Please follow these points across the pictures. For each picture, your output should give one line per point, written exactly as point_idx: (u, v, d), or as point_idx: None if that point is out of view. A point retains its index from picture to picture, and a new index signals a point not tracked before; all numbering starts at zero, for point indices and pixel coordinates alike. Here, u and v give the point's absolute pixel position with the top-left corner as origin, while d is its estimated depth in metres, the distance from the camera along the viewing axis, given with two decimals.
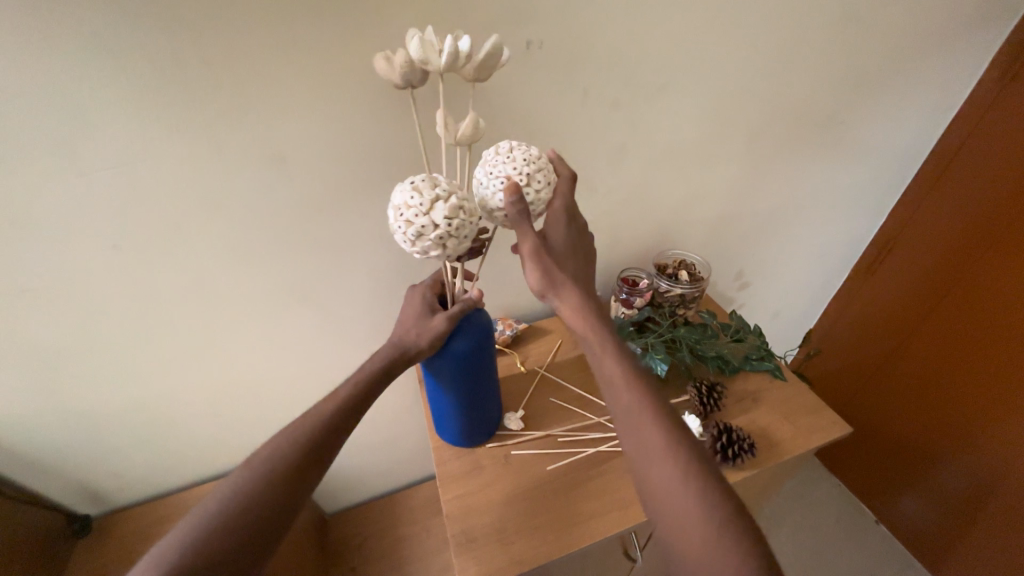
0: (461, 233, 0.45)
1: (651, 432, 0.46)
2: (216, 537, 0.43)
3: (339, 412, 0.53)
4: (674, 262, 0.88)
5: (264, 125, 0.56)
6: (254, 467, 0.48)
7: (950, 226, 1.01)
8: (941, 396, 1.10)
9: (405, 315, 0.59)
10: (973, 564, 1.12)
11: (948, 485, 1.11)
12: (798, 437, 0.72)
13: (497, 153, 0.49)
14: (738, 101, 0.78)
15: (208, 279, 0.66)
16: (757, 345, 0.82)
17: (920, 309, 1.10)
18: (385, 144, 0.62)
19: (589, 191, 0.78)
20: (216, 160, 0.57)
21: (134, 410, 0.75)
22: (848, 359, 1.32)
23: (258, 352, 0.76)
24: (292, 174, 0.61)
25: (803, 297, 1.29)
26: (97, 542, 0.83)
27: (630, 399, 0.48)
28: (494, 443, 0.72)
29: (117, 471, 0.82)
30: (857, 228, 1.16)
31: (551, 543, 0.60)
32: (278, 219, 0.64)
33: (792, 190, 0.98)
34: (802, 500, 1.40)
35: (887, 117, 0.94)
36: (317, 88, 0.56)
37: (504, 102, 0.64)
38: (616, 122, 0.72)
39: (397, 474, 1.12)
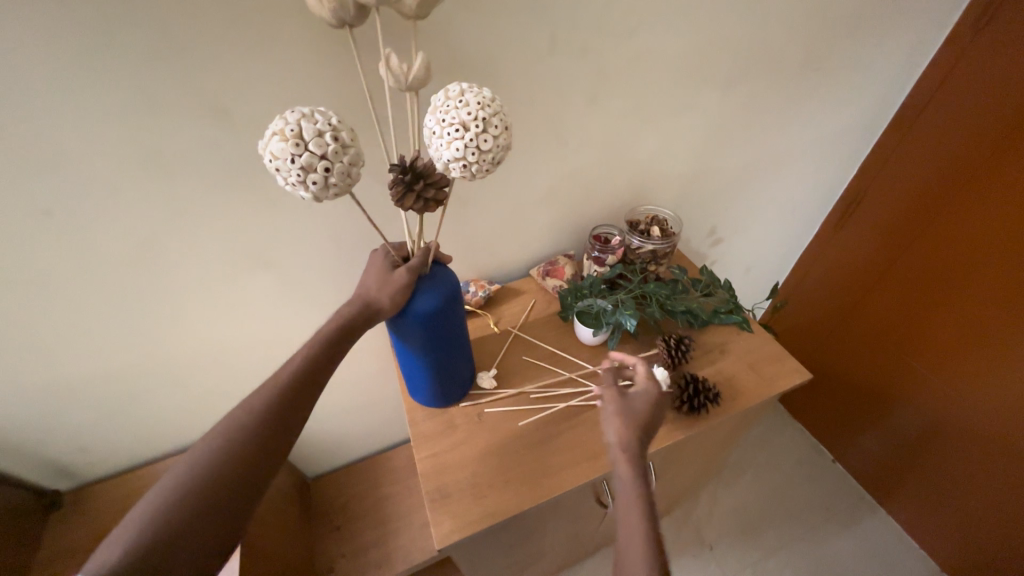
0: (341, 156, 0.41)
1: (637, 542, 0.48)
2: (182, 508, 0.42)
3: (301, 375, 0.52)
4: (646, 218, 0.87)
5: (200, 73, 0.51)
6: (216, 436, 0.46)
7: (916, 178, 1.02)
8: (900, 344, 1.15)
9: (367, 275, 0.57)
10: (919, 494, 1.22)
11: (903, 424, 1.19)
12: (762, 385, 0.74)
13: (447, 98, 0.43)
14: (713, 47, 0.75)
15: (157, 246, 0.62)
16: (726, 299, 0.83)
17: (884, 261, 1.13)
18: (339, 94, 0.58)
19: (560, 145, 0.76)
20: (150, 114, 0.52)
21: (93, 385, 0.72)
22: (814, 311, 1.36)
23: (220, 321, 0.73)
24: (239, 128, 0.56)
25: (774, 252, 1.31)
26: (71, 517, 0.82)
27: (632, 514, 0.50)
28: (468, 402, 0.73)
29: (83, 447, 0.80)
30: (828, 181, 1.16)
31: (524, 494, 0.62)
32: (228, 179, 0.59)
33: (765, 142, 0.97)
34: (767, 445, 1.48)
35: (861, 67, 0.92)
36: (256, 29, 0.50)
37: (464, 46, 0.59)
38: (586, 69, 0.68)
39: (377, 436, 1.13)
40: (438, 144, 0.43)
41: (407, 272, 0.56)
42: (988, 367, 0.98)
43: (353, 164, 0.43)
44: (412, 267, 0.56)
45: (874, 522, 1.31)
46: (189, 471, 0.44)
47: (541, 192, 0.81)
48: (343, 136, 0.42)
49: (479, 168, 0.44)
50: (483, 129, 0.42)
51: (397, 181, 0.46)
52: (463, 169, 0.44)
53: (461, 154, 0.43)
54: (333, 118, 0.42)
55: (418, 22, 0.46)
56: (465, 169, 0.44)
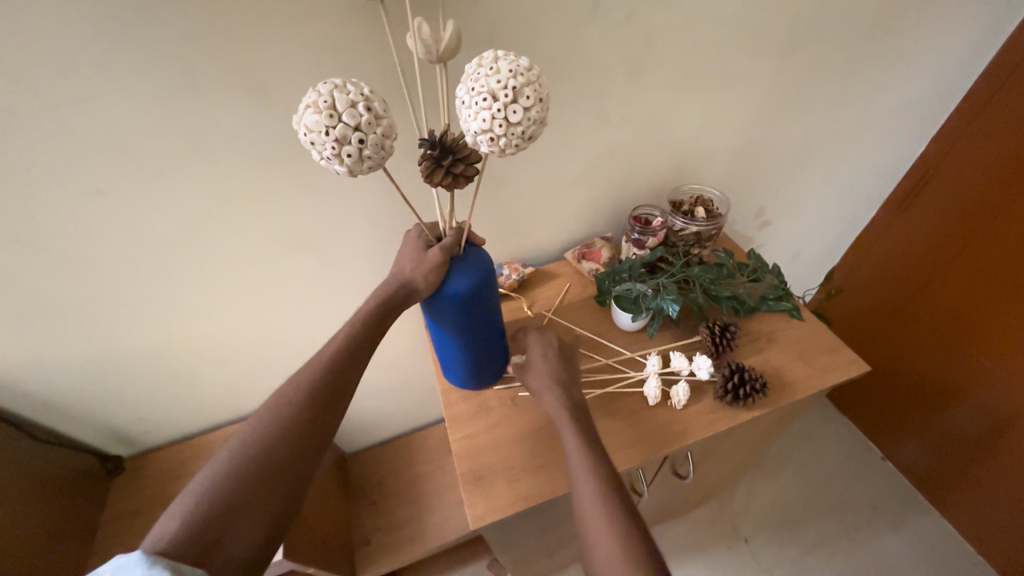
0: (374, 128, 0.40)
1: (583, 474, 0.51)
2: (235, 482, 0.43)
3: (342, 356, 0.52)
4: (690, 198, 0.82)
5: (238, 50, 0.51)
6: (264, 415, 0.48)
7: (992, 154, 0.92)
8: (964, 337, 1.06)
9: (402, 256, 0.57)
10: (978, 497, 1.14)
11: (963, 423, 1.11)
12: (814, 376, 0.70)
13: (479, 65, 0.40)
14: (769, 10, 0.69)
15: (201, 227, 0.63)
16: (775, 285, 0.78)
17: (951, 247, 1.04)
18: (373, 70, 0.56)
19: (599, 121, 0.72)
20: (192, 95, 0.52)
21: (147, 359, 0.76)
22: (870, 299, 1.27)
23: (262, 300, 0.75)
24: (276, 108, 0.56)
25: (827, 236, 1.22)
26: (132, 480, 0.88)
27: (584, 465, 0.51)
28: (502, 385, 0.72)
29: (141, 416, 0.86)
30: (892, 157, 1.07)
31: (557, 479, 0.61)
32: (266, 159, 0.60)
33: (823, 116, 0.90)
34: (810, 439, 1.41)
35: (938, 28, 0.83)
36: (290, 3, 0.49)
37: (502, 15, 0.56)
38: (630, 37, 0.64)
39: (411, 416, 1.15)
40: (466, 114, 0.40)
41: (441, 252, 0.55)
42: None
43: (387, 136, 0.41)
44: (445, 247, 0.55)
45: (927, 524, 1.23)
46: (241, 448, 0.45)
47: (577, 171, 0.78)
48: (376, 106, 0.40)
49: (507, 142, 0.41)
50: (511, 99, 0.39)
51: (428, 158, 0.45)
52: (490, 143, 0.41)
53: (489, 125, 0.39)
54: (365, 89, 0.41)
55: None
56: (492, 143, 0.41)
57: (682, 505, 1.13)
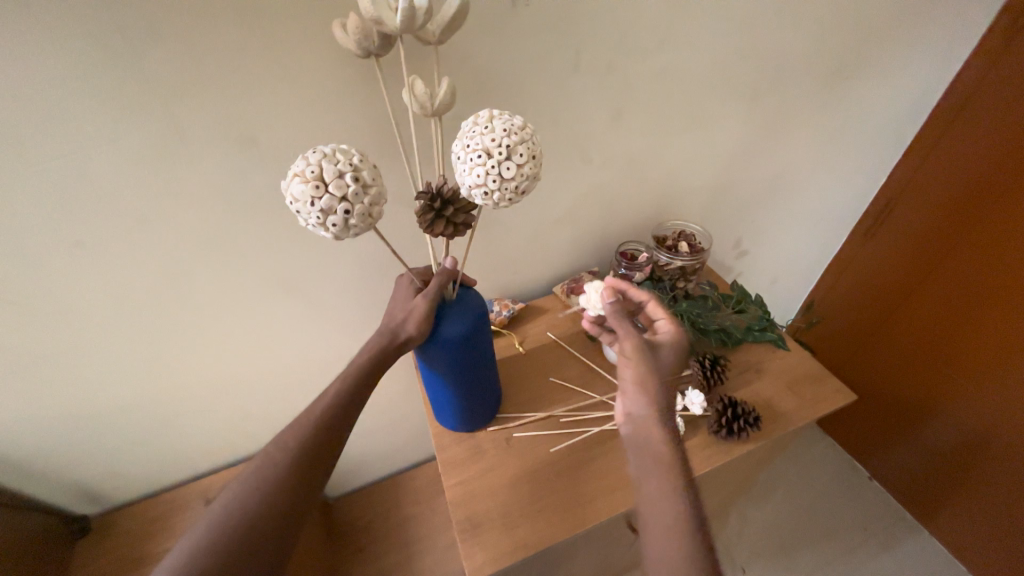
0: (360, 199, 0.41)
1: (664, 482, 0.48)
2: (219, 550, 0.41)
3: (332, 411, 0.51)
4: (673, 233, 0.85)
5: (229, 103, 0.51)
6: (249, 478, 0.46)
7: (949, 186, 0.99)
8: (936, 357, 1.10)
9: (394, 303, 0.57)
10: (963, 514, 1.15)
11: (942, 441, 1.14)
12: (802, 407, 0.71)
13: (475, 123, 0.42)
14: (738, 60, 0.73)
15: (184, 274, 0.62)
16: (759, 315, 0.80)
17: (918, 271, 1.09)
18: (365, 120, 0.57)
19: (584, 162, 0.74)
20: (181, 145, 0.52)
21: (121, 411, 0.73)
22: (846, 322, 1.31)
23: (246, 345, 0.73)
24: (267, 156, 0.56)
25: (802, 263, 1.27)
26: (98, 542, 0.82)
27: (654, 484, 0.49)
28: (495, 426, 0.71)
29: (111, 472, 0.81)
30: (857, 189, 1.13)
31: (556, 524, 0.60)
32: (255, 205, 0.59)
33: (792, 153, 0.95)
34: (799, 462, 1.42)
35: (890, 73, 0.90)
36: (284, 59, 0.50)
37: (490, 69, 0.59)
38: (611, 85, 0.67)
39: (399, 456, 1.12)
40: (461, 169, 0.42)
41: (434, 295, 0.55)
42: None
43: (374, 204, 0.42)
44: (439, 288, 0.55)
45: (918, 544, 1.24)
46: (224, 516, 0.43)
47: (564, 210, 0.80)
48: (363, 176, 0.41)
49: (501, 196, 0.42)
50: (506, 156, 0.40)
51: (425, 208, 0.45)
52: (485, 197, 0.42)
53: (483, 180, 0.41)
54: (354, 158, 0.41)
55: (440, 45, 0.46)
56: (487, 196, 0.42)
57: None
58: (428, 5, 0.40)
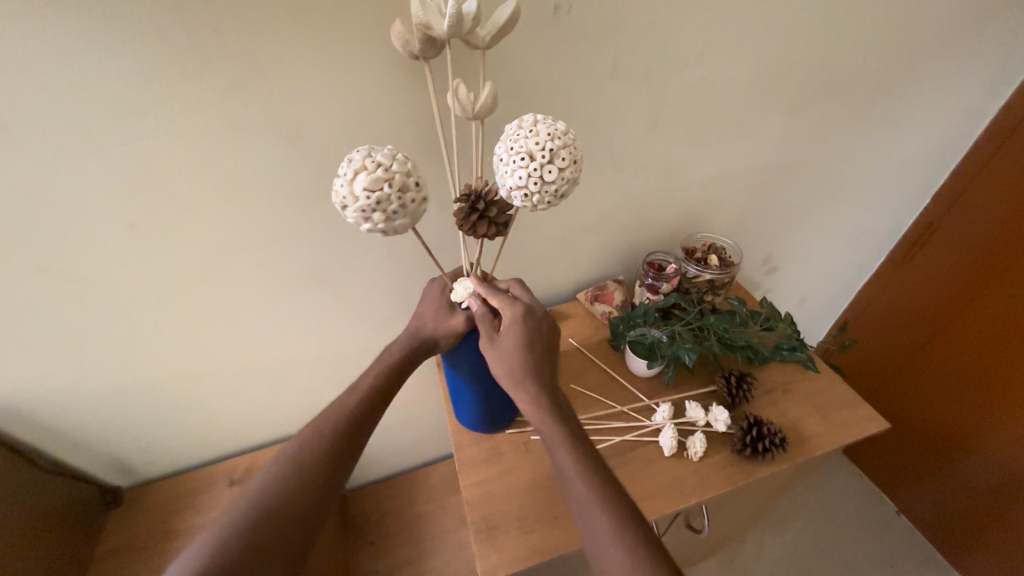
0: (402, 189, 0.41)
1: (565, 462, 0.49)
2: (244, 535, 0.41)
3: (362, 404, 0.52)
4: (703, 246, 0.84)
5: (279, 99, 0.53)
6: (282, 462, 0.47)
7: (999, 212, 0.94)
8: (978, 391, 1.04)
9: (424, 306, 0.57)
10: (997, 558, 1.09)
11: (978, 480, 1.08)
12: (831, 432, 0.69)
13: (519, 126, 0.42)
14: (778, 74, 0.72)
15: (224, 261, 0.64)
16: (788, 334, 0.78)
17: (961, 300, 1.04)
18: (404, 120, 0.59)
19: (617, 170, 0.74)
20: (230, 138, 0.54)
21: (156, 389, 0.76)
22: (879, 347, 1.26)
23: (276, 334, 0.75)
24: (308, 151, 0.58)
25: (835, 283, 1.23)
26: (127, 513, 0.86)
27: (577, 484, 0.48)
28: (514, 429, 0.71)
29: (143, 447, 0.84)
30: (898, 210, 1.09)
31: (571, 532, 0.59)
32: (294, 198, 0.61)
33: (830, 170, 0.93)
34: (822, 489, 1.37)
35: (939, 92, 0.87)
36: (333, 60, 0.52)
37: (529, 75, 0.60)
38: (648, 96, 0.67)
39: (414, 452, 1.13)
40: (503, 170, 0.42)
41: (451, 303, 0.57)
42: None
43: (415, 195, 0.42)
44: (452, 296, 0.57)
45: None
46: (258, 496, 0.44)
47: (594, 217, 0.80)
48: (405, 168, 0.41)
49: (540, 199, 0.42)
50: (546, 159, 0.41)
51: (468, 210, 0.46)
52: (524, 199, 0.42)
53: (524, 182, 0.41)
54: (395, 154, 0.41)
55: (485, 50, 0.46)
56: (526, 198, 0.42)
57: (692, 556, 1.08)
58: (475, 11, 0.41)
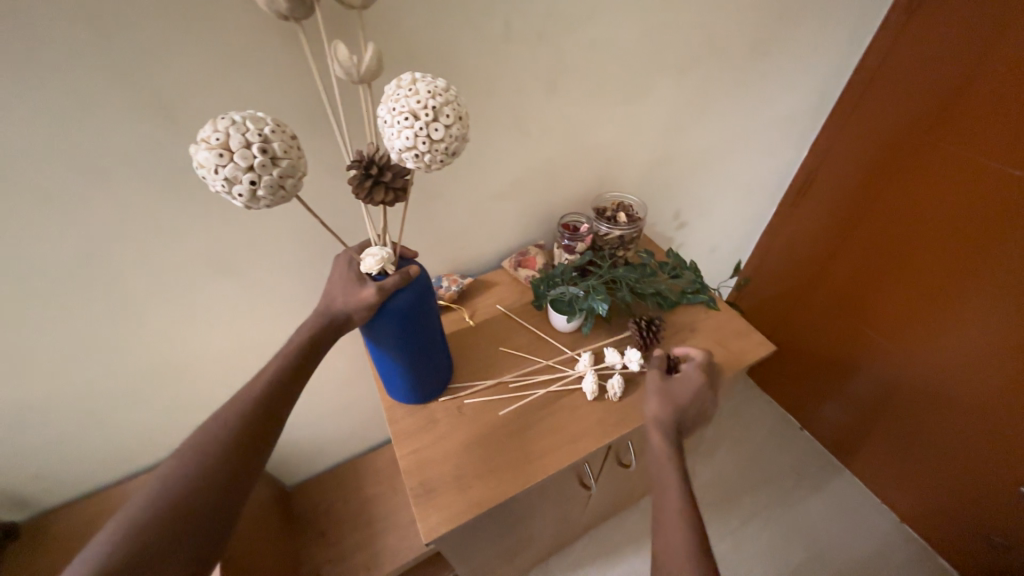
0: (268, 172, 0.39)
1: (667, 474, 0.58)
2: (145, 536, 0.40)
3: (271, 390, 0.50)
4: (612, 205, 0.89)
5: (139, 69, 0.48)
6: (184, 457, 0.45)
7: (864, 157, 1.08)
8: (855, 315, 1.21)
9: (333, 283, 0.56)
10: (876, 453, 1.30)
11: (859, 391, 1.27)
12: (730, 360, 0.78)
13: (399, 86, 0.42)
14: (664, 35, 0.77)
15: (101, 256, 0.58)
16: (692, 279, 0.85)
17: (838, 237, 1.19)
18: (291, 89, 0.56)
19: (524, 135, 0.76)
20: (85, 115, 0.48)
21: (44, 409, 0.68)
22: (777, 288, 1.42)
23: (181, 331, 0.70)
24: (186, 127, 0.54)
25: (736, 232, 1.36)
26: (30, 549, 0.77)
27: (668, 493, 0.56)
28: (447, 396, 0.72)
29: (38, 474, 0.75)
30: (782, 161, 1.22)
31: (507, 482, 0.62)
32: (177, 180, 0.57)
33: (720, 127, 1.01)
34: (739, 418, 1.54)
35: (804, 50, 0.97)
36: (197, 23, 0.48)
37: (420, 38, 0.59)
38: (544, 58, 0.69)
39: (357, 439, 1.12)
40: (390, 132, 0.42)
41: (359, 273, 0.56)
42: (932, 332, 1.04)
43: (287, 176, 0.40)
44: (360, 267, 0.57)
45: (840, 482, 1.39)
46: (160, 494, 0.42)
47: (507, 183, 0.81)
48: (274, 147, 0.39)
49: (432, 158, 0.42)
50: (429, 118, 0.41)
51: (362, 177, 0.45)
52: (416, 160, 0.42)
53: (412, 142, 0.41)
54: (266, 127, 0.39)
55: (361, 9, 0.45)
56: (418, 159, 0.42)
57: (631, 493, 1.18)
58: None
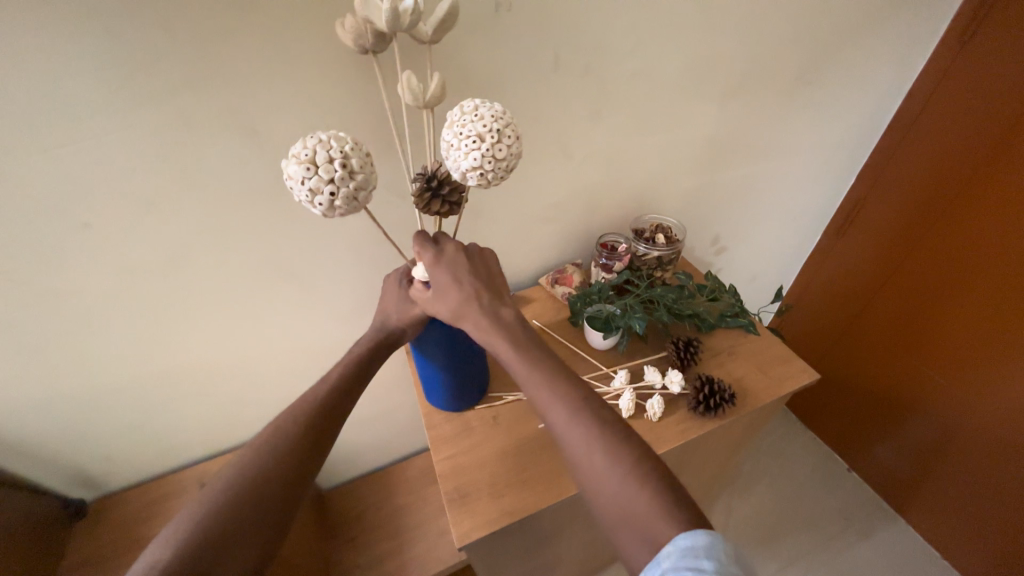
0: (345, 184, 0.43)
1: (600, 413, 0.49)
2: (220, 519, 0.43)
3: (331, 394, 0.55)
4: (651, 226, 0.90)
5: (235, 95, 0.55)
6: (257, 448, 0.49)
7: (914, 185, 1.05)
8: (908, 350, 1.15)
9: (386, 300, 0.60)
10: (933, 502, 1.21)
11: (913, 432, 1.19)
12: (771, 386, 0.76)
13: (463, 112, 0.46)
14: (708, 64, 0.79)
15: (185, 258, 0.65)
16: (731, 303, 0.85)
17: (888, 268, 1.14)
18: (360, 113, 0.62)
19: (568, 158, 0.79)
20: (189, 132, 0.56)
21: (123, 394, 0.75)
22: (821, 319, 1.37)
23: (244, 331, 0.76)
24: (267, 146, 0.60)
25: (778, 259, 1.33)
26: (94, 525, 0.84)
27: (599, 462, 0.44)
28: (483, 405, 0.74)
29: (108, 456, 0.82)
30: (828, 188, 1.20)
31: (539, 493, 0.63)
32: (255, 192, 0.63)
33: (763, 154, 1.01)
34: (780, 453, 1.47)
35: (851, 78, 0.96)
36: (286, 57, 0.55)
37: (477, 69, 0.64)
38: (591, 88, 0.73)
39: (392, 448, 1.15)
40: (456, 155, 0.45)
41: (410, 290, 0.60)
42: (997, 372, 0.98)
43: (361, 188, 0.44)
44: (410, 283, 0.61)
45: (893, 531, 1.29)
46: (232, 482, 0.45)
47: (550, 204, 0.84)
48: (352, 163, 0.43)
49: (494, 175, 0.46)
50: (492, 138, 0.44)
51: (423, 188, 0.49)
52: (480, 177, 0.46)
53: (478, 163, 0.45)
54: (346, 145, 0.44)
55: (432, 45, 0.50)
56: (481, 177, 0.46)
57: None
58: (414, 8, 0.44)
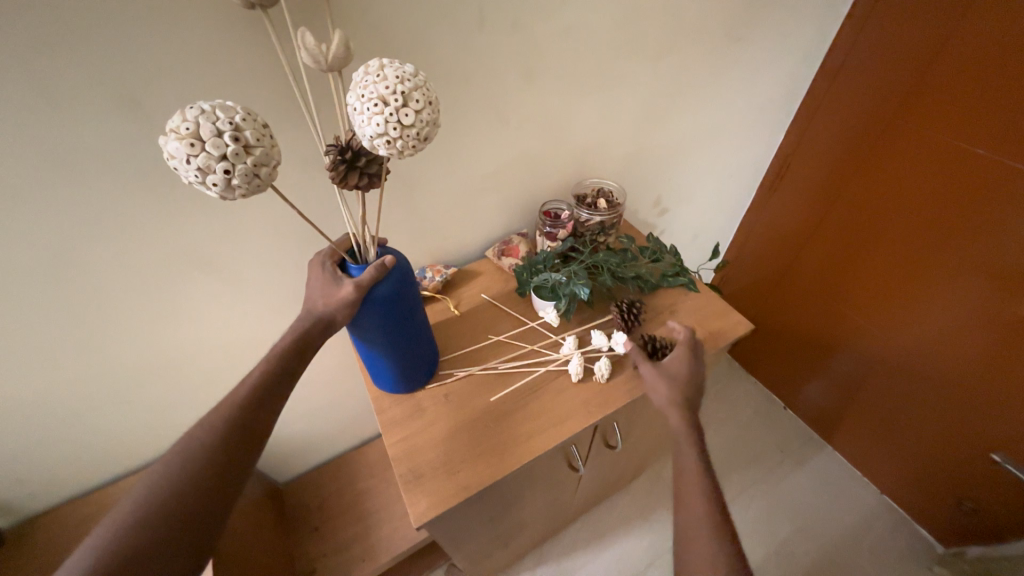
0: (241, 160, 0.38)
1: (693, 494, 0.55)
2: (139, 537, 0.39)
3: (257, 393, 0.50)
4: (593, 192, 0.89)
5: (103, 62, 0.47)
6: (172, 461, 0.44)
7: (836, 140, 1.10)
8: (832, 296, 1.24)
9: (311, 287, 0.56)
10: (857, 430, 1.34)
11: (839, 369, 1.30)
12: (711, 340, 0.79)
13: (366, 73, 0.42)
14: (639, 20, 0.78)
15: (75, 255, 0.57)
16: (673, 263, 0.87)
17: (814, 220, 1.22)
18: (262, 78, 0.55)
19: (502, 123, 0.76)
20: (52, 107, 0.47)
21: (24, 412, 0.67)
22: (758, 272, 1.46)
23: (165, 330, 0.70)
24: (156, 121, 0.53)
25: (717, 217, 1.38)
26: (15, 554, 0.76)
27: (691, 484, 0.56)
28: (434, 384, 0.73)
29: (20, 479, 0.74)
30: (759, 146, 1.24)
31: (494, 465, 0.63)
32: (149, 175, 0.56)
33: (698, 114, 1.02)
34: (725, 399, 1.58)
35: (777, 34, 0.98)
36: (162, 15, 0.48)
37: (392, 28, 0.59)
38: (519, 47, 0.69)
39: (349, 434, 1.12)
40: (360, 120, 0.42)
41: (336, 274, 0.56)
42: (905, 309, 1.07)
43: (262, 164, 0.40)
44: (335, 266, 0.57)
45: (823, 458, 1.43)
46: (149, 496, 0.41)
47: (489, 173, 0.82)
48: (245, 135, 0.39)
49: (404, 144, 0.42)
50: (399, 102, 0.41)
51: (337, 161, 0.45)
52: (387, 146, 0.42)
53: (383, 129, 0.41)
54: (236, 115, 0.39)
55: None
56: (389, 145, 0.42)
57: (622, 476, 1.20)
58: None
